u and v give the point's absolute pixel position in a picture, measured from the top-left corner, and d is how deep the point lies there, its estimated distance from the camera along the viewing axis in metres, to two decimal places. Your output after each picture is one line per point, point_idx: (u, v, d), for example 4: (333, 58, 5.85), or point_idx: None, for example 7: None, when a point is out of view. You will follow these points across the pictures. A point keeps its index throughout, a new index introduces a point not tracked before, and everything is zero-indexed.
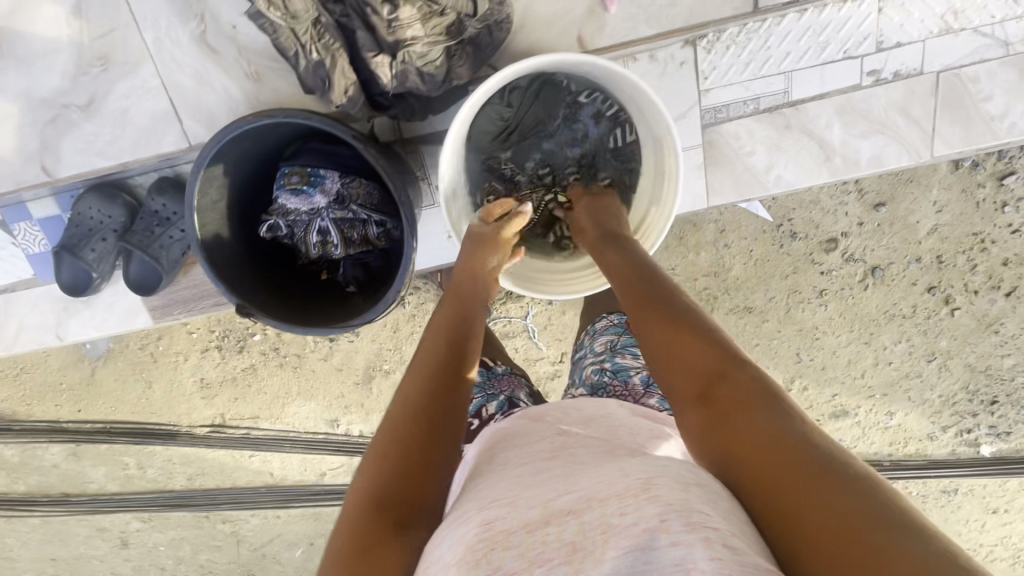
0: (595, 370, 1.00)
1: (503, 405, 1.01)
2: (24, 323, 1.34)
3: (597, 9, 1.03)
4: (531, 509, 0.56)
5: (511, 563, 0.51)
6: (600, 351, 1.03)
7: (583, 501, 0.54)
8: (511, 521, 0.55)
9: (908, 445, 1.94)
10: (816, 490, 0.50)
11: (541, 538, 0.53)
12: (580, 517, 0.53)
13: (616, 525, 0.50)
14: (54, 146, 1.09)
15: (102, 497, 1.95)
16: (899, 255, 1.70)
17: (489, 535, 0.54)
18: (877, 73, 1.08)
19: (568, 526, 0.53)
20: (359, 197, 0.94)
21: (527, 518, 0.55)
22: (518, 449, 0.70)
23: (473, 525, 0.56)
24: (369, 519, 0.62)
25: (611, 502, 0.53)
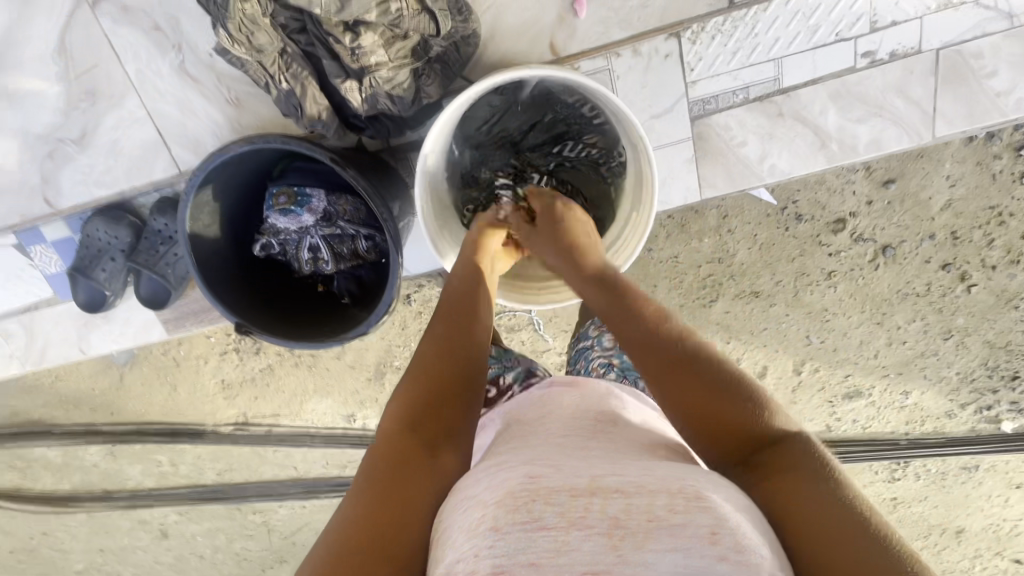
0: (603, 364, 0.99)
1: (508, 380, 1.02)
2: (49, 339, 1.41)
3: (567, 16, 1.02)
4: (579, 479, 0.56)
5: (551, 518, 0.51)
6: (610, 344, 1.01)
7: (632, 485, 0.54)
8: (558, 483, 0.55)
9: (925, 423, 1.92)
10: (834, 527, 0.53)
11: (585, 505, 0.52)
12: (627, 498, 0.53)
13: (664, 519, 0.51)
14: (54, 180, 1.13)
15: (140, 492, 2.07)
16: (911, 232, 1.65)
17: (531, 487, 0.54)
18: (872, 55, 1.04)
19: (614, 502, 0.53)
20: (346, 214, 0.97)
21: (574, 484, 0.55)
22: (550, 427, 0.71)
23: (517, 474, 0.57)
24: (401, 437, 0.67)
25: (661, 497, 0.53)
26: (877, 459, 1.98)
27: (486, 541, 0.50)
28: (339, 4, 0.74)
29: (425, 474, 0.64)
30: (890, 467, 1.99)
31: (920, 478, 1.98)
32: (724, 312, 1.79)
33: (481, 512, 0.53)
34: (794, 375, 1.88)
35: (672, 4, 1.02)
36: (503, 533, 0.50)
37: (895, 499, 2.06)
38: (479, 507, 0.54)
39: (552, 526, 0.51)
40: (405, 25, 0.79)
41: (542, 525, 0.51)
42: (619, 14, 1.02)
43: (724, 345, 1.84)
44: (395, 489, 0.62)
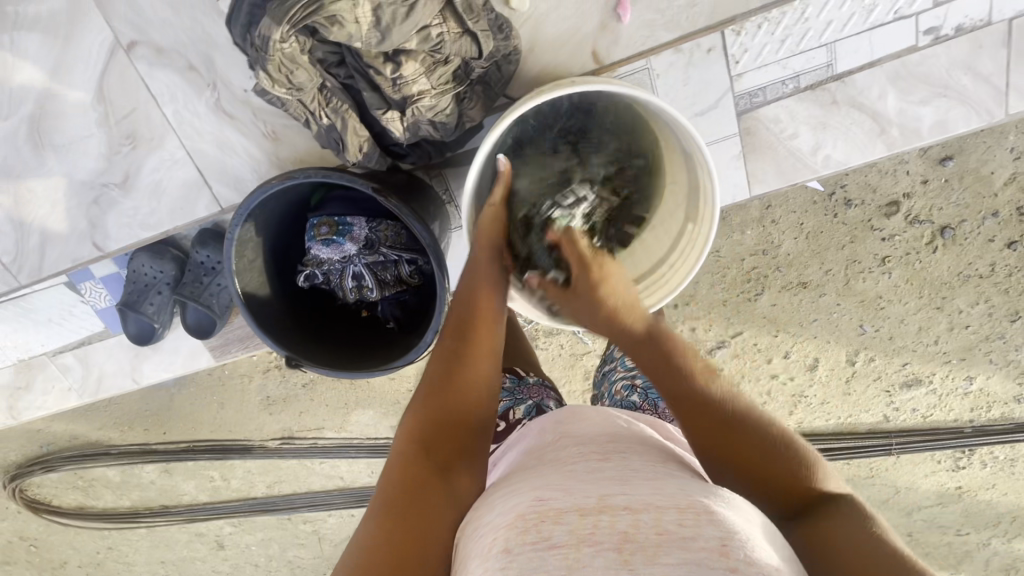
0: (625, 386, 1.01)
1: (531, 410, 0.97)
2: (104, 370, 1.45)
3: (610, 22, 0.96)
4: (588, 497, 0.55)
5: (560, 536, 0.51)
6: (631, 367, 1.05)
7: (639, 502, 0.54)
8: (566, 503, 0.55)
9: (991, 408, 1.83)
10: (874, 562, 0.54)
11: (594, 521, 0.52)
12: (636, 514, 0.53)
13: (674, 532, 0.50)
14: (101, 224, 1.14)
15: (196, 506, 2.13)
16: (972, 210, 1.55)
17: (539, 509, 0.54)
18: (936, 31, 0.96)
19: (623, 518, 0.52)
20: (387, 239, 0.95)
21: (582, 504, 0.54)
22: (570, 445, 0.69)
23: (526, 499, 0.57)
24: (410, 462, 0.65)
25: (670, 512, 0.53)
26: (939, 448, 1.89)
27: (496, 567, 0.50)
28: (380, 35, 0.72)
29: (434, 496, 0.62)
30: (953, 456, 1.91)
31: (985, 464, 1.90)
32: (771, 304, 1.72)
33: (493, 538, 0.54)
34: (847, 365, 1.80)
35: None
36: (514, 554, 0.50)
37: (959, 488, 1.97)
38: (493, 531, 0.54)
39: (563, 544, 0.51)
40: (446, 50, 0.78)
41: (552, 543, 0.51)
42: (666, 15, 0.96)
43: (771, 338, 1.78)
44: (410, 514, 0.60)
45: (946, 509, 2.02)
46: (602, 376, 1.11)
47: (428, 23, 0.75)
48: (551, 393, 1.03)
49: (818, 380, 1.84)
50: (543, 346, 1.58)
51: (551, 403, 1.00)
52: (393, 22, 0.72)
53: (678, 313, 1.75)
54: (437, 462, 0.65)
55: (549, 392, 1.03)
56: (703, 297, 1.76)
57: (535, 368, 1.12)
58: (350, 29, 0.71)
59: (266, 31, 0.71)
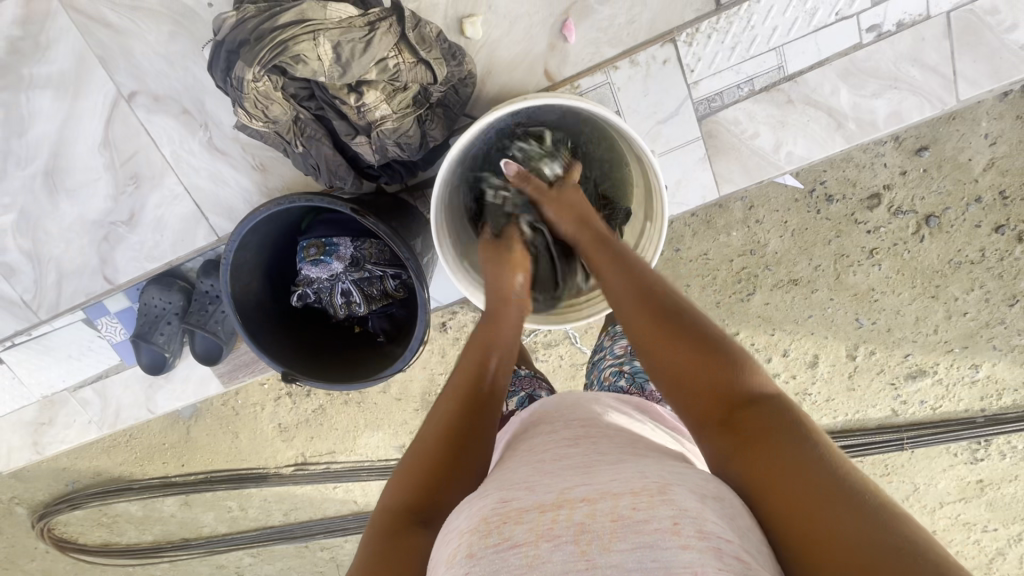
0: (613, 371, 0.99)
1: (524, 400, 0.98)
2: (121, 403, 1.53)
3: (559, 41, 1.04)
4: (548, 493, 0.54)
5: (522, 535, 0.50)
6: (620, 354, 1.02)
7: (597, 490, 0.53)
8: (527, 501, 0.53)
9: (1002, 396, 1.80)
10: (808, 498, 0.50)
11: (552, 517, 0.51)
12: (594, 504, 0.51)
13: (628, 519, 0.49)
14: (111, 259, 1.23)
15: (216, 537, 2.17)
16: (954, 197, 1.57)
17: (501, 510, 0.53)
18: (878, 28, 1.02)
19: (580, 510, 0.51)
20: (372, 256, 1.02)
21: (542, 500, 0.53)
22: (539, 439, 0.69)
23: (489, 499, 0.55)
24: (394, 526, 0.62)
25: (626, 496, 0.52)
26: (953, 440, 1.86)
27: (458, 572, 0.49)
28: (340, 69, 0.80)
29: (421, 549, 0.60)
30: (970, 448, 1.88)
31: (1004, 455, 1.86)
32: (764, 303, 1.74)
33: (459, 539, 0.52)
34: (848, 360, 1.80)
35: (660, 15, 1.02)
36: (477, 558, 0.49)
37: (981, 481, 1.92)
38: (457, 534, 0.53)
39: (522, 542, 0.49)
40: (403, 78, 0.85)
41: (513, 543, 0.49)
42: (612, 31, 1.03)
43: (768, 338, 1.79)
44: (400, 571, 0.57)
45: (969, 504, 1.97)
46: (593, 364, 1.09)
47: (386, 56, 0.82)
48: (543, 382, 1.05)
49: (821, 378, 1.84)
50: (542, 357, 1.61)
51: (544, 392, 1.02)
52: (352, 57, 0.80)
53: None
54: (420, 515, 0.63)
55: (542, 383, 1.05)
56: (696, 300, 1.79)
57: (527, 362, 1.15)
58: (313, 66, 0.79)
59: (240, 73, 0.80)
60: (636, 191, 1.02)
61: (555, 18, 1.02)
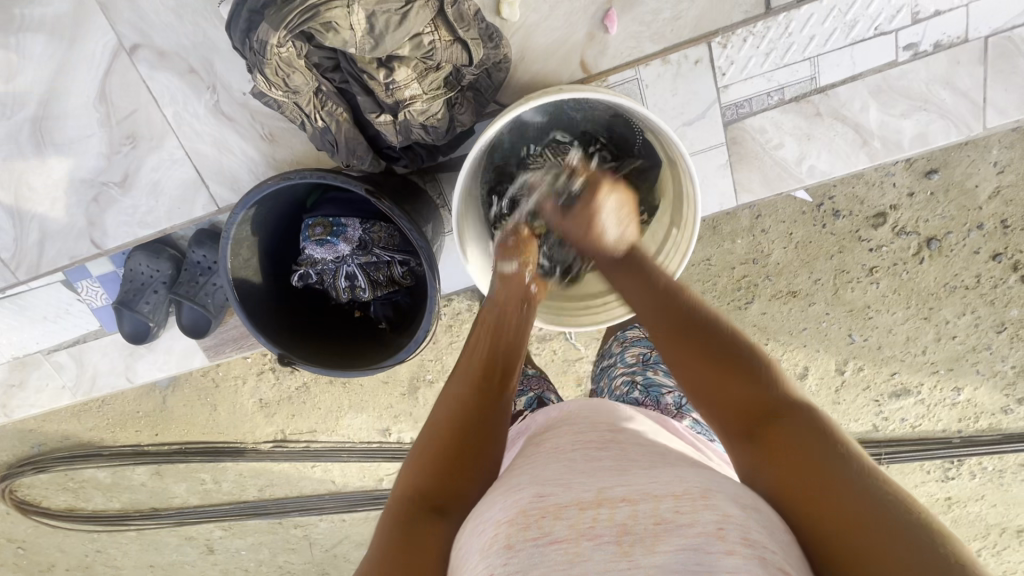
0: (626, 382, 0.97)
1: (532, 402, 0.97)
2: (99, 369, 1.47)
3: (597, 31, 0.99)
4: (587, 491, 0.55)
5: (562, 530, 0.51)
6: (633, 362, 1.00)
7: (637, 492, 0.54)
8: (566, 497, 0.54)
9: (979, 419, 1.84)
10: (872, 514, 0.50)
11: (593, 515, 0.51)
12: (634, 507, 0.52)
13: (671, 522, 0.50)
14: (100, 222, 1.16)
15: (187, 509, 2.12)
16: (957, 222, 1.58)
17: (540, 503, 0.53)
18: (915, 47, 1.00)
19: (621, 510, 0.52)
20: (380, 240, 0.97)
21: (582, 497, 0.54)
22: (563, 437, 0.67)
23: (526, 491, 0.56)
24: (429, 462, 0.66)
25: (667, 501, 0.52)
26: (928, 459, 1.90)
27: (497, 562, 0.49)
28: (373, 41, 0.74)
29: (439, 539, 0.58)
30: (943, 466, 1.92)
31: (975, 476, 1.91)
32: (761, 313, 1.74)
33: (495, 529, 0.53)
34: (837, 375, 1.82)
35: (703, 13, 0.99)
36: (517, 550, 0.49)
37: (949, 498, 1.98)
38: (493, 525, 0.53)
39: (564, 538, 0.50)
40: (437, 57, 0.80)
41: (554, 538, 0.50)
42: (651, 27, 0.99)
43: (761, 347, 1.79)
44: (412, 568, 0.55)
45: None
46: (600, 368, 1.08)
47: (421, 31, 0.77)
48: (550, 385, 1.04)
49: (808, 390, 1.86)
50: (536, 351, 1.59)
51: (552, 396, 1.00)
52: (387, 29, 0.74)
53: None
54: (439, 501, 0.62)
55: (549, 385, 1.03)
56: None
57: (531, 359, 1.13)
58: (344, 36, 0.73)
59: (263, 36, 0.73)
60: (663, 196, 0.99)
61: (595, 8, 0.98)
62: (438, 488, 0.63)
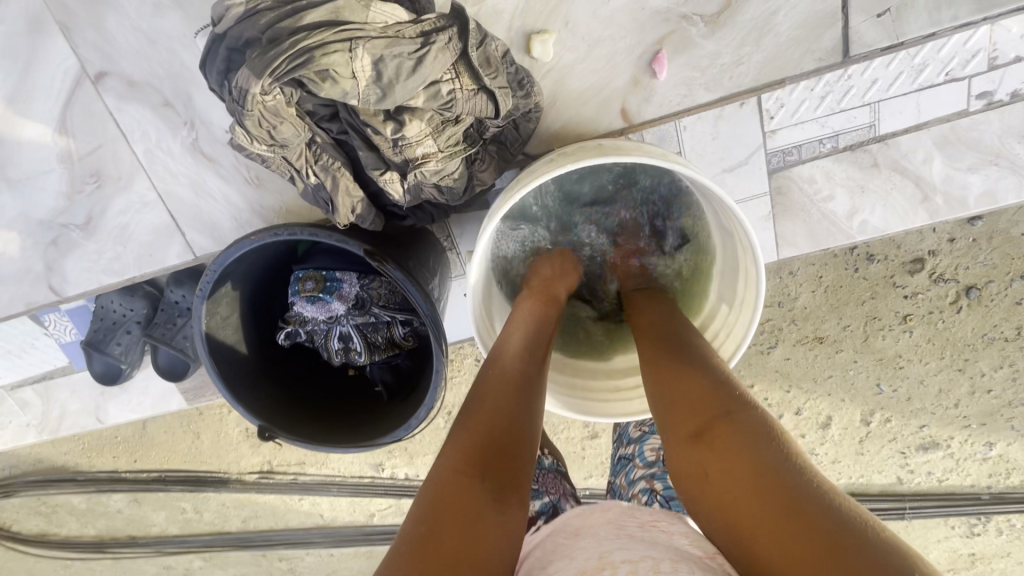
0: (644, 489, 0.84)
1: (546, 510, 0.82)
2: (68, 406, 1.35)
3: (643, 78, 0.88)
4: (590, 559, 0.54)
5: None
6: (652, 461, 0.88)
7: (637, 554, 0.53)
8: (572, 571, 0.53)
9: (1011, 475, 1.73)
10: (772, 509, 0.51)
11: (597, 572, 0.50)
12: (636, 564, 0.51)
13: (670, 572, 0.49)
14: (59, 266, 1.02)
15: (166, 537, 1.99)
16: (1000, 272, 1.46)
17: None
18: (989, 96, 0.88)
19: (623, 565, 0.51)
20: (380, 298, 0.85)
21: (586, 565, 0.53)
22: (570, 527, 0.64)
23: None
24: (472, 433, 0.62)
25: (665, 560, 0.51)
26: (954, 514, 1.79)
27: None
28: (381, 91, 0.63)
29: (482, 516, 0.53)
30: (969, 522, 1.80)
31: (1002, 533, 1.80)
32: (784, 358, 1.64)
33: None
34: (862, 425, 1.71)
35: (770, 59, 0.87)
36: None
37: (974, 555, 1.86)
38: None
39: None
40: (457, 108, 0.68)
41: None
42: (707, 74, 0.88)
43: (782, 393, 1.70)
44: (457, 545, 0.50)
45: (957, 574, 1.92)
46: (615, 459, 0.96)
47: (439, 79, 0.65)
48: (568, 486, 0.88)
49: (830, 438, 1.75)
50: None
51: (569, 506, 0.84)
52: (397, 77, 0.62)
53: None
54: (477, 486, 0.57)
55: (567, 490, 0.87)
56: None
57: (551, 445, 0.97)
58: (344, 85, 0.62)
59: (243, 82, 0.61)
60: (707, 265, 0.90)
61: (643, 48, 0.86)
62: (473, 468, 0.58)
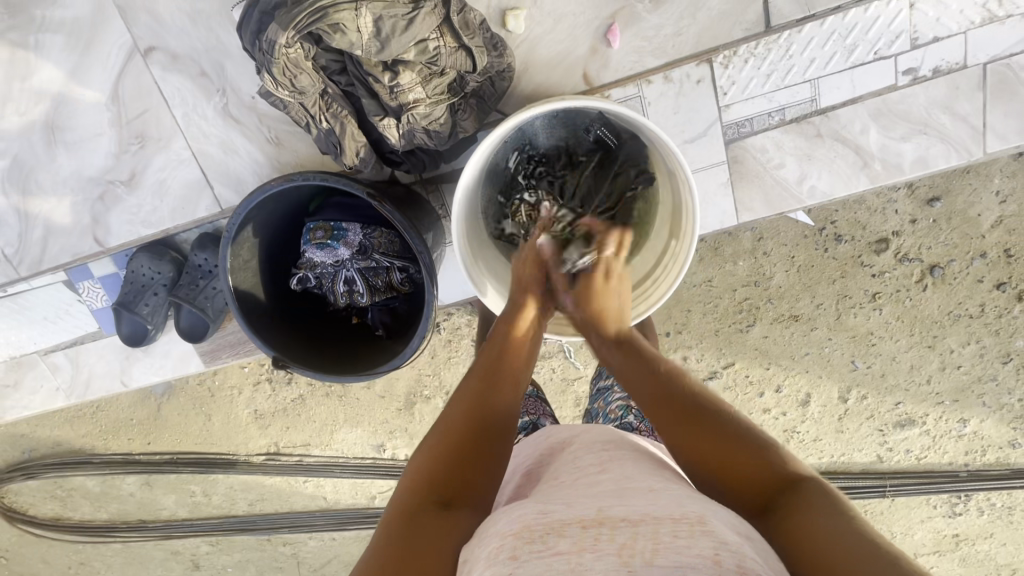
0: (621, 406, 0.96)
1: (527, 427, 0.99)
2: (94, 371, 1.45)
3: (600, 46, 1.01)
4: (588, 511, 0.55)
5: (564, 545, 0.50)
6: None
7: (638, 514, 0.53)
8: (568, 516, 0.54)
9: (987, 453, 1.77)
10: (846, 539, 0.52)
11: (594, 533, 0.51)
12: (635, 527, 0.52)
13: (669, 541, 0.49)
14: (104, 220, 1.17)
15: (175, 522, 2.07)
16: (960, 250, 1.56)
17: (545, 520, 0.54)
18: (915, 72, 1.01)
19: (622, 531, 0.51)
20: (380, 246, 0.97)
21: (583, 517, 0.54)
22: (565, 467, 0.69)
23: (531, 510, 0.56)
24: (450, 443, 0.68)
25: (665, 524, 0.51)
26: (934, 492, 1.82)
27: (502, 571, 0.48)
28: (379, 44, 0.76)
29: (451, 529, 0.60)
30: (950, 501, 1.83)
31: (983, 513, 1.82)
32: (762, 336, 1.70)
33: (500, 541, 0.52)
34: (840, 403, 1.76)
35: (705, 30, 1.00)
36: (521, 560, 0.49)
37: (957, 536, 1.88)
38: (498, 535, 0.53)
39: (566, 551, 0.50)
40: (442, 62, 0.82)
41: (556, 551, 0.50)
42: (653, 42, 1.01)
43: (763, 371, 1.75)
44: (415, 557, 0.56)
45: (944, 558, 1.94)
46: (597, 389, 1.07)
47: (427, 37, 0.79)
48: (547, 408, 1.05)
49: (811, 417, 1.80)
50: (535, 368, 1.57)
51: (548, 422, 1.01)
52: (393, 33, 0.76)
53: (671, 343, 1.76)
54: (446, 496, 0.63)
55: (546, 410, 1.04)
56: (696, 327, 1.76)
57: (529, 376, 1.15)
58: (351, 37, 0.75)
59: (272, 36, 0.74)
60: (663, 210, 0.99)
61: (600, 21, 1.00)
62: (444, 484, 0.64)
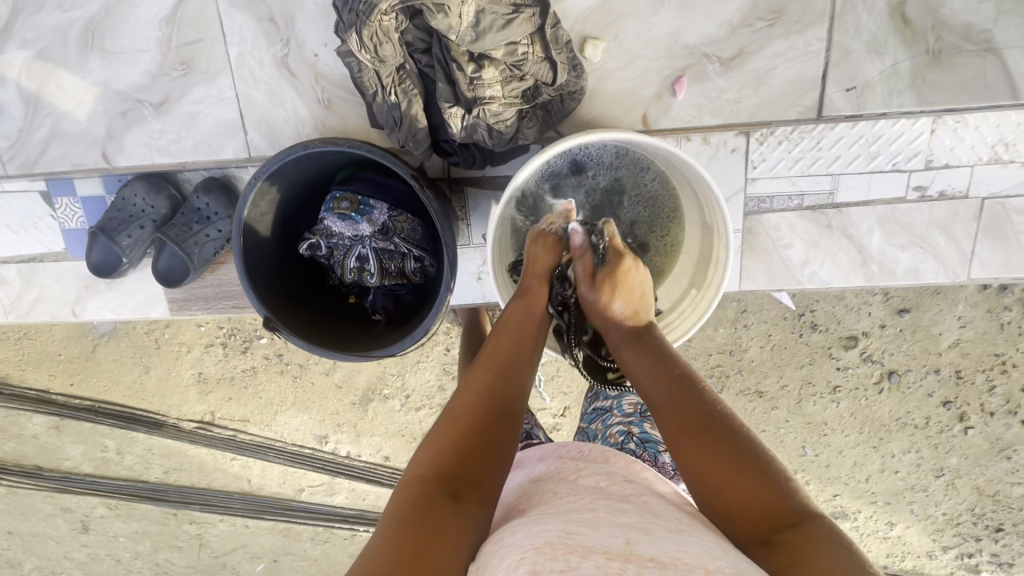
0: (621, 431, 0.94)
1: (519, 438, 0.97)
2: (43, 294, 1.34)
3: (665, 94, 1.06)
4: (615, 541, 0.53)
5: (587, 570, 0.49)
6: (630, 412, 0.98)
7: (666, 555, 0.52)
8: (594, 542, 0.52)
9: (905, 559, 1.84)
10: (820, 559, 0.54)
11: (620, 567, 0.50)
12: (662, 568, 0.50)
13: None
14: (120, 137, 1.12)
15: (75, 476, 1.88)
16: (918, 362, 1.64)
17: (568, 540, 0.52)
18: (923, 189, 1.10)
19: (648, 568, 0.50)
20: (402, 231, 0.96)
21: (609, 547, 0.52)
22: (575, 488, 0.67)
23: (554, 528, 0.54)
24: (461, 429, 0.66)
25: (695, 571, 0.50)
26: None
27: None
28: (475, 34, 0.80)
29: (459, 522, 0.57)
30: None
31: None
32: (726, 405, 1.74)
33: (521, 553, 0.51)
34: None
35: (762, 104, 1.06)
36: None
37: None
38: (519, 548, 0.52)
39: None
40: (525, 68, 0.85)
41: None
42: (714, 103, 1.06)
43: None
44: (428, 556, 0.53)
45: None
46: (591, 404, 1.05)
47: (518, 41, 0.84)
48: (535, 420, 1.04)
49: None
50: None
51: (540, 434, 1.00)
52: (490, 28, 0.80)
53: None
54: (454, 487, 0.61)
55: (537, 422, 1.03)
56: None
57: None
58: (451, 21, 0.79)
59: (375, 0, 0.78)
60: (686, 258, 1.05)
61: (670, 71, 1.05)
62: (454, 472, 0.62)
